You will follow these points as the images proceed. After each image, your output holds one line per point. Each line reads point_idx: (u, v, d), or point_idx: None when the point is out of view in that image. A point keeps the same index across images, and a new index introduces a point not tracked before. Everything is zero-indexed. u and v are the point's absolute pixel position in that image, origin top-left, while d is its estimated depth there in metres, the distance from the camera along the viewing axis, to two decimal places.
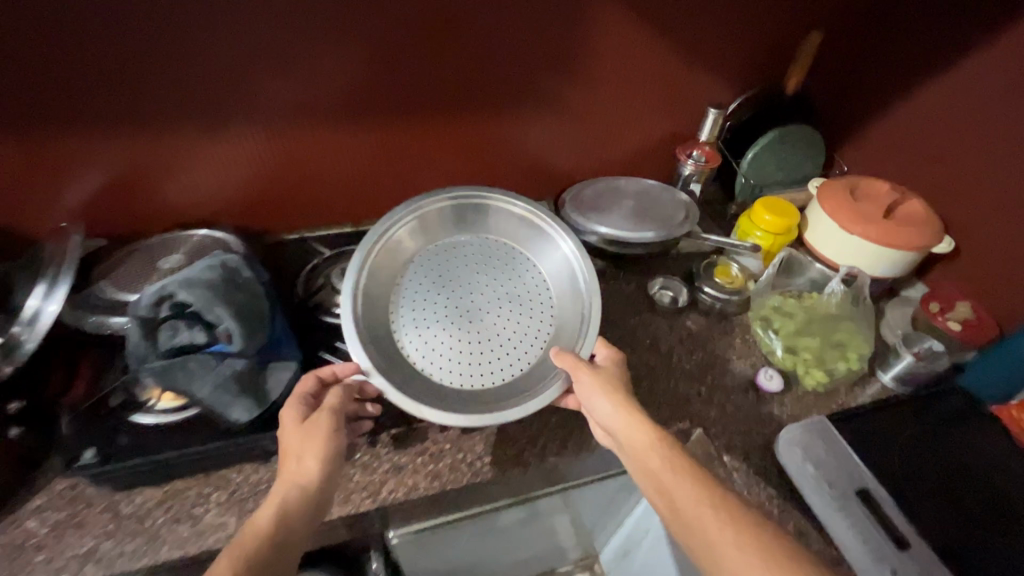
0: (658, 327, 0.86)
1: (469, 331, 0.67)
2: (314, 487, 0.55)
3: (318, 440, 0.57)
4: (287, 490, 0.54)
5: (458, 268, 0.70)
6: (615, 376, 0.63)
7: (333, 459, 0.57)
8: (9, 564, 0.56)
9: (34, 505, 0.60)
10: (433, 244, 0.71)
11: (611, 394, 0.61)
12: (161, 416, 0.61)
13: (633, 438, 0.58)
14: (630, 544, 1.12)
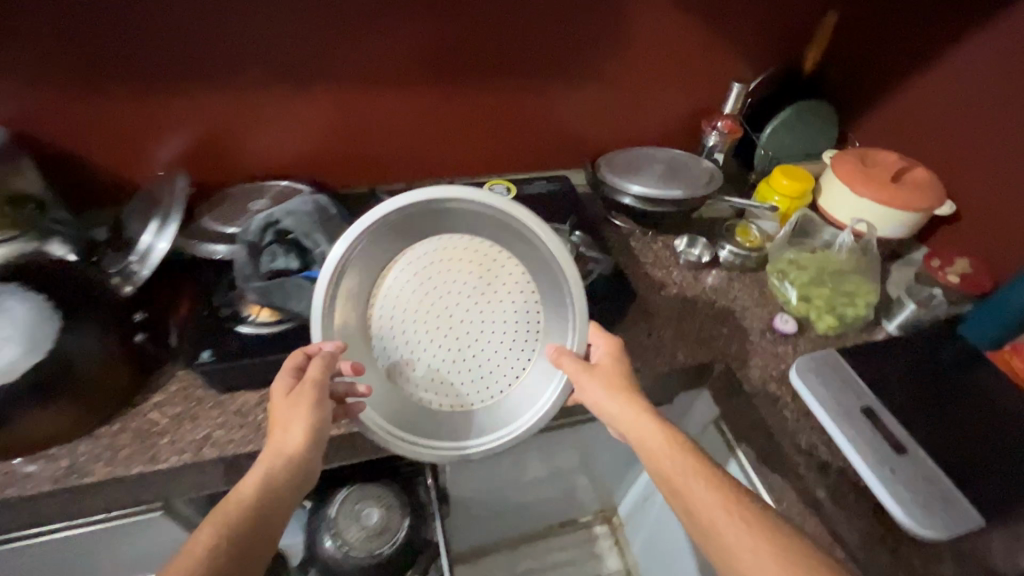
0: (684, 279, 0.96)
1: (461, 362, 0.63)
2: (297, 456, 0.58)
3: (301, 413, 0.59)
4: (271, 461, 0.57)
5: (424, 295, 0.62)
6: (614, 368, 0.67)
7: (317, 429, 0.60)
8: (140, 444, 0.66)
9: (155, 400, 0.70)
10: (389, 272, 0.62)
11: (612, 385, 0.65)
12: (258, 328, 0.70)
13: (647, 440, 0.61)
14: (649, 490, 1.21)
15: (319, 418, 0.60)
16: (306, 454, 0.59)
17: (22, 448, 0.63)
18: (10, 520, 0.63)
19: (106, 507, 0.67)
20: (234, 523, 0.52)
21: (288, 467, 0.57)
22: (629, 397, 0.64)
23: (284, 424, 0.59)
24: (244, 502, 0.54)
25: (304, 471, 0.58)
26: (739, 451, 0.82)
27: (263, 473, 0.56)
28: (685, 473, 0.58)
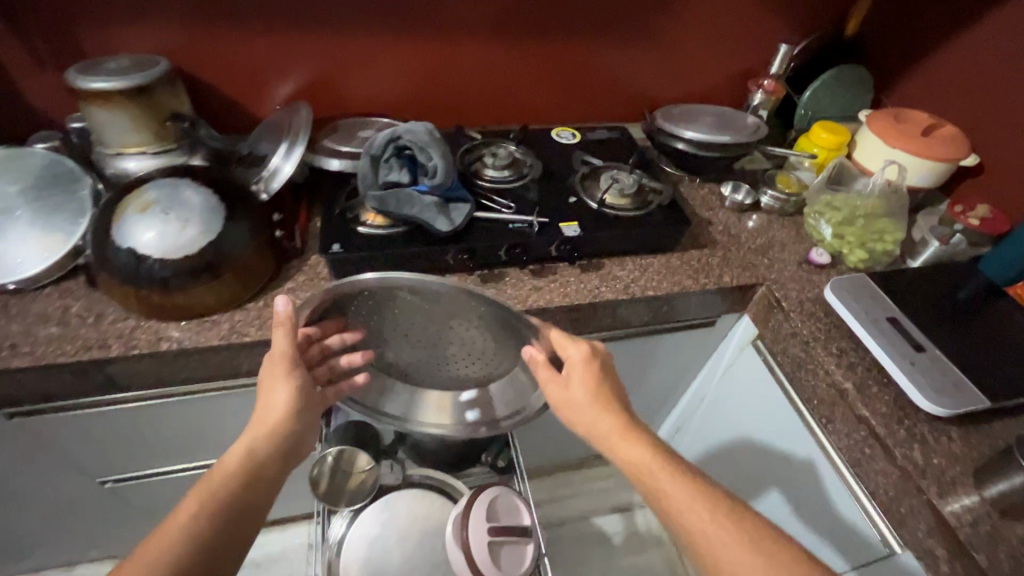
0: (728, 219, 1.08)
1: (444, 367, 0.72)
2: (278, 421, 0.65)
3: (280, 382, 0.66)
4: (261, 427, 0.64)
5: (397, 328, 0.67)
6: (592, 376, 0.68)
7: (297, 399, 0.66)
8: (283, 316, 0.81)
9: (290, 286, 0.85)
10: (360, 315, 0.66)
11: (587, 393, 0.67)
12: (374, 229, 0.84)
13: (599, 425, 0.67)
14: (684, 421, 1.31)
15: (298, 390, 0.66)
16: (287, 422, 0.65)
17: (193, 312, 0.78)
18: (182, 369, 0.79)
19: (253, 366, 0.82)
20: (232, 480, 0.61)
21: (273, 429, 0.65)
22: (608, 410, 0.67)
23: (268, 391, 0.66)
24: (240, 461, 0.62)
25: (289, 433, 0.66)
26: (772, 363, 0.97)
27: (252, 437, 0.64)
28: (657, 478, 0.63)
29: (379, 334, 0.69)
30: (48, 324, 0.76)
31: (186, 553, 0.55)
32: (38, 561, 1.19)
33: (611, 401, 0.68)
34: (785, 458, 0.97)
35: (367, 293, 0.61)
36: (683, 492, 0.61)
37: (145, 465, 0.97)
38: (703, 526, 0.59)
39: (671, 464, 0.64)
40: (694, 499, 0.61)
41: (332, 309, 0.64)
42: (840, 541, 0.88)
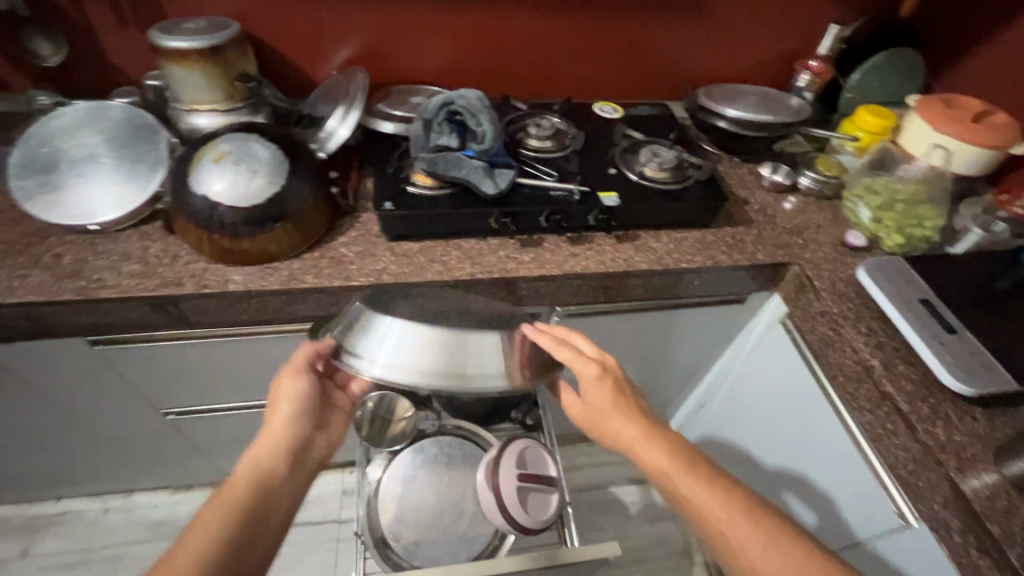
0: (764, 199, 1.09)
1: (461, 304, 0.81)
2: (282, 429, 0.70)
3: (286, 395, 0.72)
4: (269, 434, 0.69)
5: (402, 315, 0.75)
6: (611, 397, 0.72)
7: (300, 408, 0.72)
8: (336, 267, 0.87)
9: (343, 240, 0.91)
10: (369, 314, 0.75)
11: (613, 405, 0.72)
12: (422, 189, 0.89)
13: (626, 431, 0.71)
14: (706, 397, 1.35)
15: (307, 398, 0.73)
16: (296, 426, 0.71)
17: (258, 259, 0.85)
18: (245, 310, 0.86)
19: (308, 311, 0.89)
20: (246, 483, 0.64)
21: (278, 435, 0.69)
22: (626, 414, 0.72)
23: (274, 405, 0.72)
24: (251, 466, 0.66)
25: (296, 434, 0.71)
26: (800, 341, 0.99)
27: (262, 443, 0.68)
28: (674, 477, 0.67)
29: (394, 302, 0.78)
30: (130, 262, 0.84)
31: (205, 557, 0.57)
32: (103, 484, 1.31)
33: (629, 411, 0.72)
34: (808, 432, 0.99)
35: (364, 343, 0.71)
36: (701, 491, 0.66)
37: (203, 401, 1.06)
38: (711, 502, 0.65)
39: (691, 463, 0.68)
40: (712, 497, 0.65)
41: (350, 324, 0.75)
42: (857, 511, 0.91)
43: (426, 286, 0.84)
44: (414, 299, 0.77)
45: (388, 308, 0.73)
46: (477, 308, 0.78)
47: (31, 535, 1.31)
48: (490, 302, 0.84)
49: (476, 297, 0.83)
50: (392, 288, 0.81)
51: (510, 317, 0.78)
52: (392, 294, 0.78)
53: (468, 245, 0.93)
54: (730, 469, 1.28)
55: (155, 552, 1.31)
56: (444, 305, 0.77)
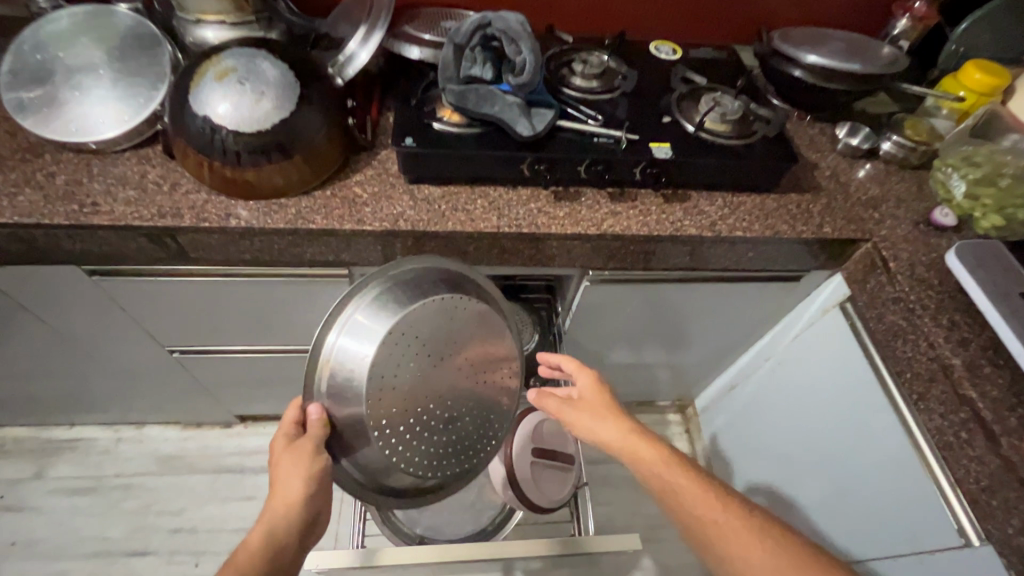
0: (837, 165, 0.95)
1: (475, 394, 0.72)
2: (297, 509, 0.61)
3: (301, 470, 0.62)
4: (280, 511, 0.60)
5: (400, 389, 0.67)
6: (602, 409, 0.73)
7: (318, 486, 0.63)
8: (348, 208, 0.79)
9: (356, 179, 0.82)
10: (380, 354, 0.66)
11: (602, 412, 0.73)
12: (447, 127, 0.79)
13: (608, 435, 0.71)
14: (739, 378, 1.26)
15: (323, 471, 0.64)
16: (312, 505, 0.62)
17: (263, 193, 0.77)
18: (248, 249, 0.79)
19: (316, 255, 0.81)
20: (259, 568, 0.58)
21: (290, 516, 0.60)
22: (616, 416, 0.72)
23: (286, 476, 0.62)
24: (264, 548, 0.59)
25: (310, 511, 0.62)
26: (861, 329, 0.88)
27: (270, 521, 0.60)
28: (667, 482, 0.65)
29: (415, 360, 0.67)
30: (126, 188, 0.77)
31: None
32: (116, 414, 1.31)
33: (622, 416, 0.72)
34: (857, 429, 0.89)
35: (336, 376, 0.67)
36: (697, 495, 0.63)
37: (208, 340, 1.01)
38: (716, 521, 0.61)
39: (687, 470, 0.66)
40: (713, 507, 0.62)
41: (357, 336, 0.67)
42: (898, 520, 0.82)
43: (460, 342, 0.70)
44: (417, 388, 0.67)
45: (385, 391, 0.66)
46: (465, 417, 0.71)
47: (46, 458, 1.32)
48: (501, 395, 0.75)
49: (488, 385, 0.73)
50: (420, 331, 0.67)
51: (483, 438, 0.74)
52: (412, 351, 0.67)
53: (495, 194, 0.83)
54: (756, 457, 1.20)
55: (164, 486, 1.31)
56: (439, 407, 0.69)
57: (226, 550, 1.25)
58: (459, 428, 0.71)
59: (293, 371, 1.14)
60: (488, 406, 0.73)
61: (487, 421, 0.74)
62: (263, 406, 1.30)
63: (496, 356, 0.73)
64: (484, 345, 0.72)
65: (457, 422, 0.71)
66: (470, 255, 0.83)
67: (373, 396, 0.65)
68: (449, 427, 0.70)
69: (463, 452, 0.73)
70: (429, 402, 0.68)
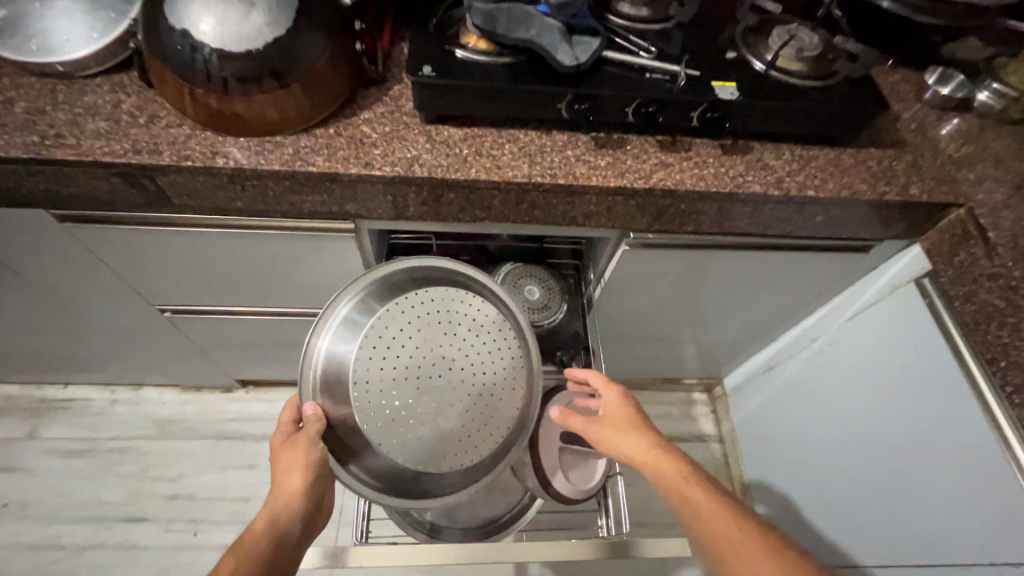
0: (923, 117, 0.81)
1: (478, 378, 0.62)
2: (296, 497, 0.59)
3: (299, 463, 0.59)
4: (280, 498, 0.59)
5: (388, 374, 0.60)
6: (627, 425, 0.66)
7: (318, 476, 0.61)
8: (355, 149, 0.67)
9: (364, 116, 0.70)
10: (364, 341, 0.61)
11: (622, 421, 0.66)
12: (472, 56, 0.66)
13: (627, 446, 0.64)
14: (779, 359, 1.16)
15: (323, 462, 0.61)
16: (312, 493, 0.61)
17: (255, 130, 0.66)
18: (238, 194, 0.68)
19: (317, 204, 0.70)
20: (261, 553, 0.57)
21: (291, 502, 0.59)
22: (639, 429, 0.65)
23: (285, 468, 0.60)
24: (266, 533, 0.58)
25: (313, 498, 0.61)
26: (941, 308, 0.77)
27: (273, 509, 0.59)
28: (696, 511, 0.59)
29: (402, 341, 0.61)
30: (96, 118, 0.66)
31: None
32: (111, 375, 1.24)
33: (647, 432, 0.65)
34: (923, 419, 0.80)
35: (326, 377, 0.62)
36: (715, 513, 0.58)
37: (200, 299, 0.92)
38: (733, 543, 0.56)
39: (717, 496, 0.60)
40: (738, 533, 0.57)
41: (344, 332, 0.63)
42: (975, 526, 0.73)
43: (454, 329, 0.62)
44: (407, 377, 0.60)
45: (371, 383, 0.59)
46: (471, 408, 0.61)
47: (40, 417, 1.26)
48: (512, 382, 0.64)
49: (494, 373, 0.63)
50: (407, 312, 0.62)
51: (495, 433, 0.63)
52: (400, 334, 0.61)
53: (525, 138, 0.71)
54: (796, 442, 1.11)
55: (162, 451, 1.25)
56: (435, 392, 0.60)
57: (226, 519, 1.20)
58: (465, 417, 0.61)
59: (295, 335, 1.05)
60: (498, 396, 0.63)
61: (499, 413, 0.63)
62: (265, 370, 1.22)
63: (500, 342, 0.64)
64: (483, 332, 0.64)
65: (461, 414, 0.61)
66: (495, 209, 0.72)
67: (358, 384, 0.60)
68: (450, 420, 0.60)
69: (471, 445, 0.61)
70: (423, 392, 0.60)
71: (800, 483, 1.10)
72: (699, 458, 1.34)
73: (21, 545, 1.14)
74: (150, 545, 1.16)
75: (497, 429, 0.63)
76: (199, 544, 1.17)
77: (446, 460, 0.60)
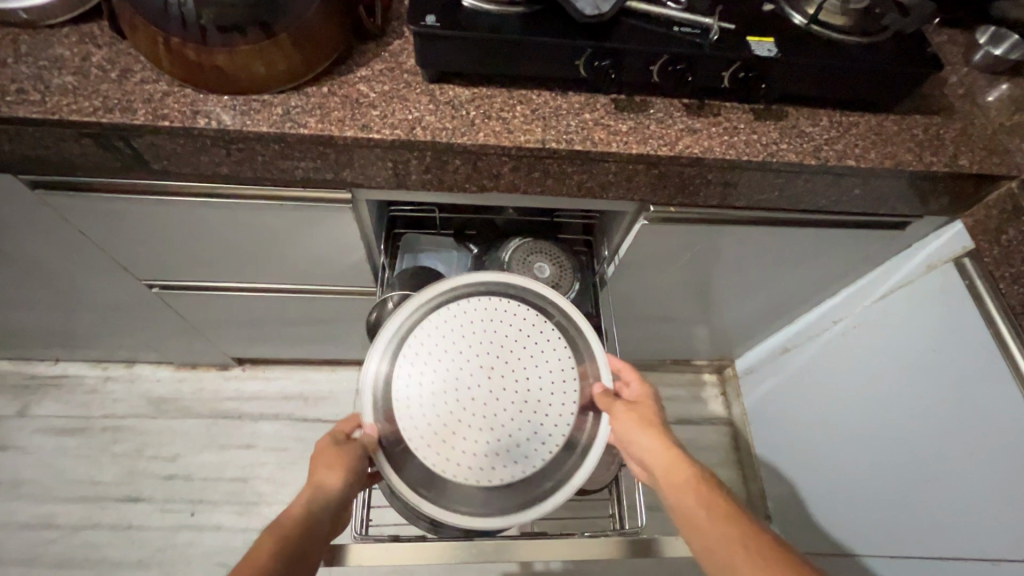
0: (971, 81, 0.74)
1: (523, 384, 0.62)
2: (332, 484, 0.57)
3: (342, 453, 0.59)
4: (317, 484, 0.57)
5: (434, 388, 0.61)
6: (648, 419, 0.62)
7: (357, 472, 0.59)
8: (350, 109, 0.61)
9: (360, 74, 0.64)
10: (408, 360, 0.62)
11: (639, 417, 0.62)
12: (480, 5, 0.59)
13: (642, 441, 0.60)
14: (796, 342, 1.12)
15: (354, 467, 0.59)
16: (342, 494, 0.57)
17: (239, 87, 0.59)
18: (222, 159, 0.62)
19: (310, 170, 0.64)
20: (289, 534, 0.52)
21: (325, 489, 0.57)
22: (656, 427, 0.62)
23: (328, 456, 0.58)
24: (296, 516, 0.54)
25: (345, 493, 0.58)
26: (983, 289, 0.72)
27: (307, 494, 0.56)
28: (699, 517, 0.54)
29: (445, 355, 0.62)
30: (62, 72, 0.59)
31: None
32: (102, 352, 1.19)
33: (667, 432, 0.61)
34: (957, 410, 0.75)
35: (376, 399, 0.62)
36: (728, 524, 0.53)
37: (189, 274, 0.86)
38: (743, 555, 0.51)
39: (727, 510, 0.54)
40: (752, 545, 0.51)
41: (389, 354, 0.63)
42: (1002, 524, 0.69)
43: (488, 339, 0.63)
44: (446, 391, 0.61)
45: (418, 398, 0.60)
46: (518, 416, 0.61)
47: (30, 395, 1.22)
48: (559, 387, 0.63)
49: (537, 378, 0.62)
50: (446, 327, 0.63)
51: (549, 441, 0.61)
52: (442, 350, 0.62)
53: (538, 100, 0.64)
54: (810, 427, 1.07)
55: (156, 430, 1.22)
56: (481, 402, 0.60)
57: (224, 499, 1.17)
58: (515, 426, 0.60)
59: (292, 312, 1.00)
60: (545, 401, 0.62)
61: (549, 421, 0.61)
62: (261, 348, 1.17)
63: (544, 350, 0.64)
64: (520, 338, 0.64)
65: (508, 423, 0.60)
66: (504, 178, 0.66)
67: (405, 402, 0.60)
68: (497, 430, 0.60)
69: (522, 455, 0.60)
70: (468, 406, 0.60)
71: (814, 469, 1.07)
72: (708, 442, 1.30)
73: (15, 524, 1.11)
74: (147, 526, 1.13)
75: (551, 436, 0.61)
76: (197, 524, 1.14)
77: (499, 472, 0.59)
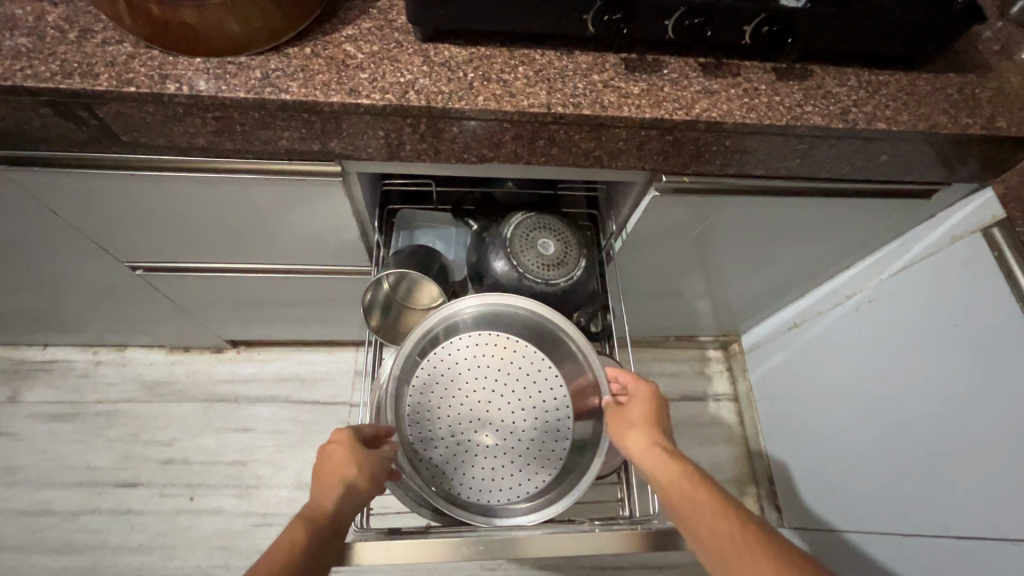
0: (1010, 35, 0.68)
1: (525, 408, 0.66)
2: (351, 487, 0.56)
3: (360, 456, 0.58)
4: (336, 483, 0.55)
5: (444, 412, 0.65)
6: (638, 416, 0.61)
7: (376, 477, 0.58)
8: (336, 72, 0.55)
9: (347, 33, 0.58)
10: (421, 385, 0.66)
11: (631, 416, 0.61)
12: None
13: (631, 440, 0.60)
14: (804, 317, 1.09)
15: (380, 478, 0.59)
16: (359, 496, 0.56)
17: (214, 49, 0.54)
18: (198, 129, 0.57)
19: (292, 139, 0.59)
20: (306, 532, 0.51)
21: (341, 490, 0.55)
22: (646, 425, 0.60)
23: (349, 457, 0.57)
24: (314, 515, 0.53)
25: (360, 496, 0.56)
26: (1012, 262, 0.68)
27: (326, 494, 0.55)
28: (687, 511, 0.53)
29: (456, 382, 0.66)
30: (14, 32, 0.53)
31: None
32: (91, 336, 1.16)
33: (657, 429, 0.60)
34: (976, 387, 0.72)
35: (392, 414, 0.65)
36: (715, 516, 0.51)
37: (174, 255, 0.82)
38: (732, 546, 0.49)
39: (717, 502, 0.52)
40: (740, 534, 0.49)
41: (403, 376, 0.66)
42: (1017, 505, 0.67)
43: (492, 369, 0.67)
44: (458, 418, 0.65)
45: (430, 421, 0.65)
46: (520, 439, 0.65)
47: (20, 380, 1.19)
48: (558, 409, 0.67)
49: (538, 405, 0.66)
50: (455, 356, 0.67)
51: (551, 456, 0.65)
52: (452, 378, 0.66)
53: (542, 60, 0.59)
54: (817, 404, 1.05)
55: (151, 414, 1.19)
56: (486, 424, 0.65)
57: (223, 483, 1.15)
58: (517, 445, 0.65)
59: (284, 292, 0.96)
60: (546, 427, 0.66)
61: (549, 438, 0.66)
62: (254, 330, 1.14)
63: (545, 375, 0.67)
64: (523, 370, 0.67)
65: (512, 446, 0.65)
66: (506, 147, 0.61)
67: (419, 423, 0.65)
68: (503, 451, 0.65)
69: (525, 467, 0.65)
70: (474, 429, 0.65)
71: (819, 447, 1.05)
72: (713, 419, 1.28)
73: (10, 511, 1.10)
74: (146, 510, 1.12)
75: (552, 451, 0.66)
76: (196, 508, 1.13)
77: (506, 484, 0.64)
